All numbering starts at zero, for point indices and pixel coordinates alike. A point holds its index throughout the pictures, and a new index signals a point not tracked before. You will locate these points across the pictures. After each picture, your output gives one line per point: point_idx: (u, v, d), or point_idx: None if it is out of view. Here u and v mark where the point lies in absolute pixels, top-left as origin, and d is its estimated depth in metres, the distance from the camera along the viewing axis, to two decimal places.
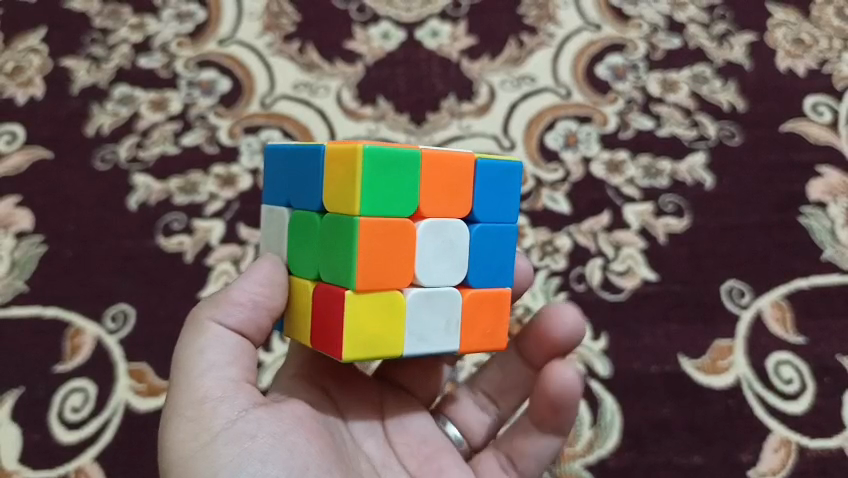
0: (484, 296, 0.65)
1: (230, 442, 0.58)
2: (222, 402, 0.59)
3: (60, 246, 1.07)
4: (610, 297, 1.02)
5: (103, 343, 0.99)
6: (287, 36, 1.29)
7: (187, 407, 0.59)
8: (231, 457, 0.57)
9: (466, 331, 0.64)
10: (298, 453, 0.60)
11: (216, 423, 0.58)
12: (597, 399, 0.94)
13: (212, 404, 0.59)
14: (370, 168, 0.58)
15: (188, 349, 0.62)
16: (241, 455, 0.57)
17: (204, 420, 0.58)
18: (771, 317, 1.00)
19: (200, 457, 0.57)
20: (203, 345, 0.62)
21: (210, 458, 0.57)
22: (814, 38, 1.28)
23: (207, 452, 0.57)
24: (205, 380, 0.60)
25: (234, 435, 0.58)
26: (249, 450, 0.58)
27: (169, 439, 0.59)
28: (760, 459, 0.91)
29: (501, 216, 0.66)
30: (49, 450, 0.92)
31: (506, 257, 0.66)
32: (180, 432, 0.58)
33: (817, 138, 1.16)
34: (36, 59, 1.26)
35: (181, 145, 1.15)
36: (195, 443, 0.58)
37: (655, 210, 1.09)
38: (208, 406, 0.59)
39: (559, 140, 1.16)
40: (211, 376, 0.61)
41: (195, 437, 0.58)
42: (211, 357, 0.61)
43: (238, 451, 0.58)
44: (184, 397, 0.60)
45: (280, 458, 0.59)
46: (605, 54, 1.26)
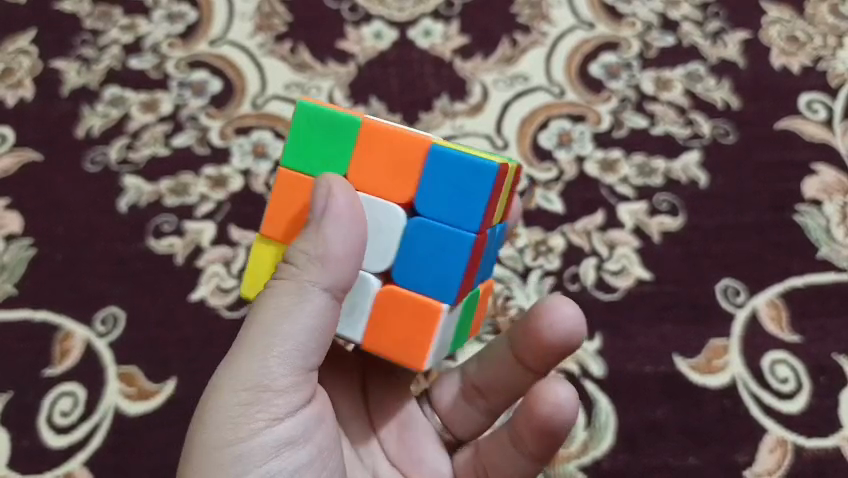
0: (405, 298, 0.65)
1: (269, 441, 0.61)
2: (279, 395, 0.61)
3: (50, 248, 1.06)
4: (605, 297, 1.01)
5: (93, 346, 0.98)
6: (278, 36, 1.28)
7: (247, 391, 0.60)
8: (265, 454, 0.61)
9: (373, 328, 0.66)
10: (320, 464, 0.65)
11: (262, 419, 0.61)
12: (592, 400, 0.94)
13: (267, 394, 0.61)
14: (301, 120, 0.66)
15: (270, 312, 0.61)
16: (271, 462, 0.61)
17: (254, 415, 0.60)
18: (766, 316, 1.00)
19: (236, 449, 0.60)
20: (292, 320, 0.60)
21: (246, 455, 0.60)
22: (808, 35, 1.28)
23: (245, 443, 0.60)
24: (276, 370, 0.61)
25: (270, 439, 0.61)
26: (280, 459, 0.62)
27: (215, 410, 0.60)
28: (755, 459, 0.90)
29: (456, 222, 0.63)
30: (39, 455, 0.91)
31: (448, 263, 0.64)
32: (224, 414, 0.60)
33: (812, 136, 1.16)
34: (26, 61, 1.25)
35: (172, 146, 1.15)
36: (234, 431, 0.60)
37: (649, 209, 1.08)
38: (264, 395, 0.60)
39: (552, 140, 1.15)
40: (282, 365, 0.61)
41: (241, 426, 0.60)
42: (287, 347, 0.60)
43: (270, 456, 0.61)
44: (247, 375, 0.60)
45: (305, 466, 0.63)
46: (599, 53, 1.26)
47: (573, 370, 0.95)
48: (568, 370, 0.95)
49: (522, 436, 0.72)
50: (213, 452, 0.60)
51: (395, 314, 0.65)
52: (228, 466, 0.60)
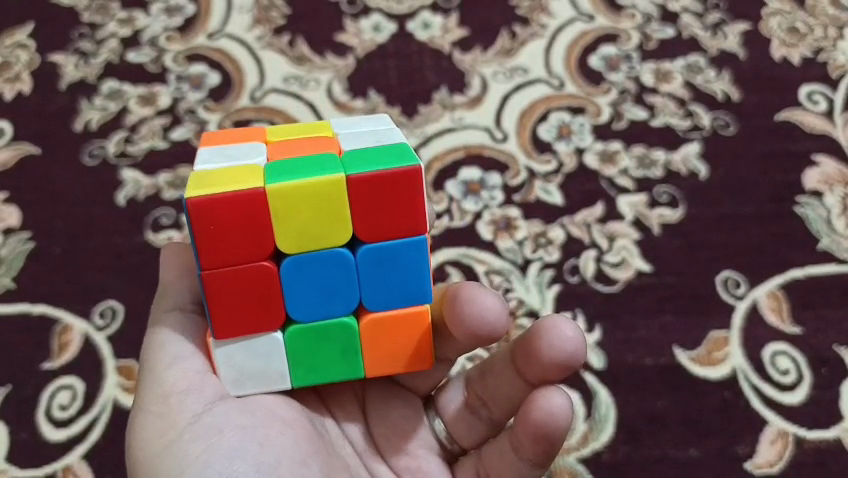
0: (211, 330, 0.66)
1: (197, 438, 0.61)
2: (187, 395, 0.64)
3: (48, 242, 1.05)
4: (605, 289, 1.01)
5: (92, 340, 0.97)
6: (277, 29, 1.28)
7: (155, 403, 0.64)
8: (199, 453, 0.60)
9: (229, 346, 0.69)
10: (270, 447, 0.62)
11: (182, 419, 0.62)
12: (592, 392, 0.93)
13: (177, 398, 0.64)
14: None
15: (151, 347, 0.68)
16: (208, 452, 0.61)
17: (172, 416, 0.63)
18: (767, 307, 0.99)
19: (164, 454, 0.61)
20: (167, 334, 0.68)
21: (173, 454, 0.61)
22: (809, 27, 1.27)
23: (173, 447, 0.61)
24: (170, 375, 0.65)
25: (198, 433, 0.62)
26: (217, 446, 0.61)
27: (141, 435, 0.63)
28: (756, 451, 0.90)
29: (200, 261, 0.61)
30: (37, 449, 0.91)
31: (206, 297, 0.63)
32: (149, 431, 0.63)
33: (813, 128, 1.15)
34: (24, 54, 1.25)
35: (170, 140, 1.14)
36: (162, 440, 0.62)
37: (649, 201, 1.08)
38: (174, 399, 0.64)
39: (552, 132, 1.15)
40: (176, 370, 0.65)
41: (163, 433, 0.62)
42: (172, 353, 0.67)
43: (203, 447, 0.61)
44: (151, 394, 0.64)
45: (250, 453, 0.61)
46: (599, 45, 1.25)
47: None
48: None
49: (521, 443, 0.67)
50: (147, 468, 0.61)
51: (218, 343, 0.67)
52: (163, 470, 0.60)
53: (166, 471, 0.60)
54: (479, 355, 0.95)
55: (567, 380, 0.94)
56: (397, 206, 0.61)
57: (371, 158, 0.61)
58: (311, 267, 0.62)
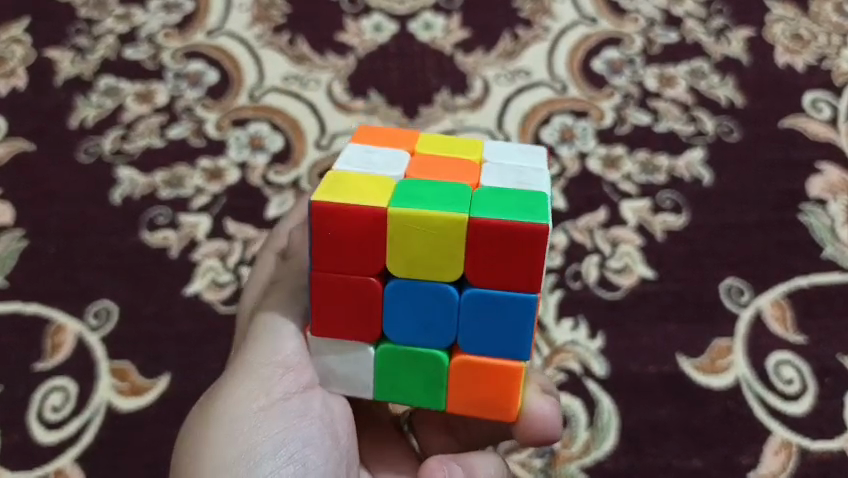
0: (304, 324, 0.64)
1: (281, 416, 0.63)
2: (291, 371, 0.64)
3: (41, 239, 1.03)
4: (607, 295, 0.99)
5: (85, 341, 0.96)
6: (277, 28, 1.26)
7: (260, 363, 0.65)
8: (280, 429, 0.62)
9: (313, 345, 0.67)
10: (338, 451, 0.65)
11: (276, 392, 0.64)
12: (594, 400, 0.92)
13: (279, 368, 0.64)
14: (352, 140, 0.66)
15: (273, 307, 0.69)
16: (287, 432, 0.62)
17: (267, 386, 0.64)
18: (771, 316, 0.98)
19: (247, 417, 0.62)
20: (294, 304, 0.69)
21: (259, 421, 0.62)
22: (812, 34, 1.26)
23: (261, 415, 0.62)
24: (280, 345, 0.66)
25: (285, 411, 0.63)
26: (297, 432, 0.63)
27: (234, 385, 0.64)
28: (760, 461, 0.89)
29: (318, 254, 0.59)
30: (27, 452, 0.89)
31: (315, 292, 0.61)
32: (244, 388, 0.63)
33: (817, 135, 1.14)
34: (19, 50, 1.23)
35: (167, 138, 1.12)
36: (252, 402, 0.63)
37: (652, 207, 1.07)
38: (278, 369, 0.64)
39: (555, 135, 1.13)
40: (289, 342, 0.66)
41: (254, 397, 0.63)
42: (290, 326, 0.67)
43: (286, 426, 0.63)
44: (261, 354, 0.65)
45: (322, 447, 0.64)
46: (601, 48, 1.24)
47: (575, 369, 0.94)
48: (569, 368, 0.94)
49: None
50: (227, 419, 0.62)
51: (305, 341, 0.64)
52: (243, 432, 0.61)
53: (245, 432, 0.61)
54: None
55: (569, 387, 0.93)
56: (515, 260, 0.56)
57: (507, 207, 0.55)
58: (413, 294, 0.58)
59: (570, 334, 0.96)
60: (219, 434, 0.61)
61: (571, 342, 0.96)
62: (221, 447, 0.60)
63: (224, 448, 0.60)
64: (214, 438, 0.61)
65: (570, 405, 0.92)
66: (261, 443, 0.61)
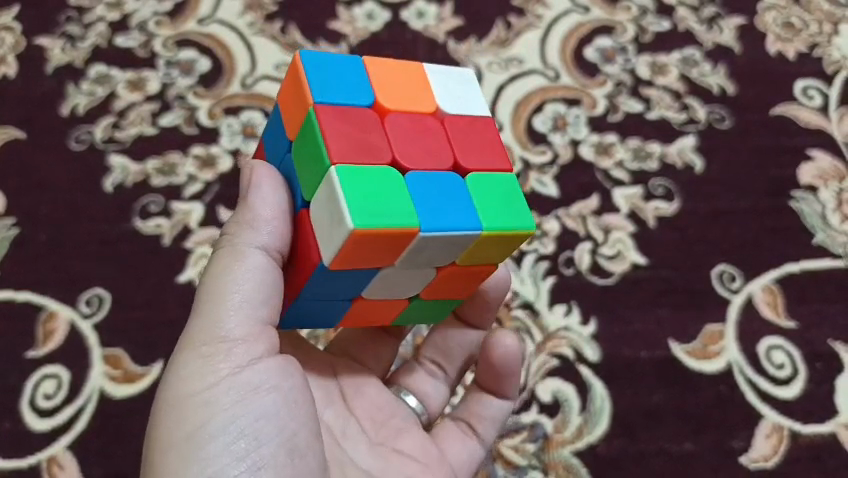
0: (372, 238, 0.54)
1: (231, 391, 0.59)
2: (240, 344, 0.60)
3: (32, 228, 1.03)
4: (600, 282, 1.00)
5: (77, 328, 0.96)
6: (268, 15, 1.25)
7: (205, 342, 0.60)
8: (228, 405, 0.58)
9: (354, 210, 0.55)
10: (295, 415, 0.61)
11: (224, 367, 0.59)
12: (587, 384, 0.92)
13: (228, 344, 0.60)
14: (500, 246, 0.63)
15: (228, 273, 0.62)
16: (237, 408, 0.59)
17: (214, 364, 0.59)
18: (762, 301, 0.99)
19: (194, 396, 0.58)
20: (246, 274, 0.61)
21: (207, 400, 0.58)
22: (804, 22, 1.25)
23: (207, 394, 0.59)
24: (228, 317, 0.61)
25: (234, 387, 0.59)
26: (246, 405, 0.59)
27: (181, 367, 0.60)
28: (752, 445, 0.90)
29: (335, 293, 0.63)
30: (20, 441, 0.89)
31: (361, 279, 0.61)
32: (191, 367, 0.59)
33: (808, 123, 1.14)
34: (9, 37, 1.22)
35: (159, 126, 1.12)
36: (200, 381, 0.59)
37: (645, 194, 1.07)
38: (225, 345, 0.60)
39: (547, 123, 1.14)
40: (236, 313, 0.61)
41: (203, 375, 0.59)
42: (233, 299, 0.61)
43: (236, 401, 0.59)
44: (206, 330, 0.60)
45: (276, 419, 0.60)
46: (595, 36, 1.24)
47: (568, 355, 0.94)
48: (562, 354, 0.94)
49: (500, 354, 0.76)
50: (174, 402, 0.59)
51: (363, 251, 0.56)
52: (189, 414, 0.58)
53: (192, 412, 0.58)
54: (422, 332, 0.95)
55: (562, 372, 0.93)
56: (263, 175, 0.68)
57: None
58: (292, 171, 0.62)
59: (563, 320, 0.97)
60: (167, 418, 0.58)
61: (564, 328, 0.96)
62: (169, 426, 0.58)
63: (172, 432, 0.58)
64: (162, 418, 0.59)
65: (563, 392, 0.92)
66: (208, 423, 0.58)
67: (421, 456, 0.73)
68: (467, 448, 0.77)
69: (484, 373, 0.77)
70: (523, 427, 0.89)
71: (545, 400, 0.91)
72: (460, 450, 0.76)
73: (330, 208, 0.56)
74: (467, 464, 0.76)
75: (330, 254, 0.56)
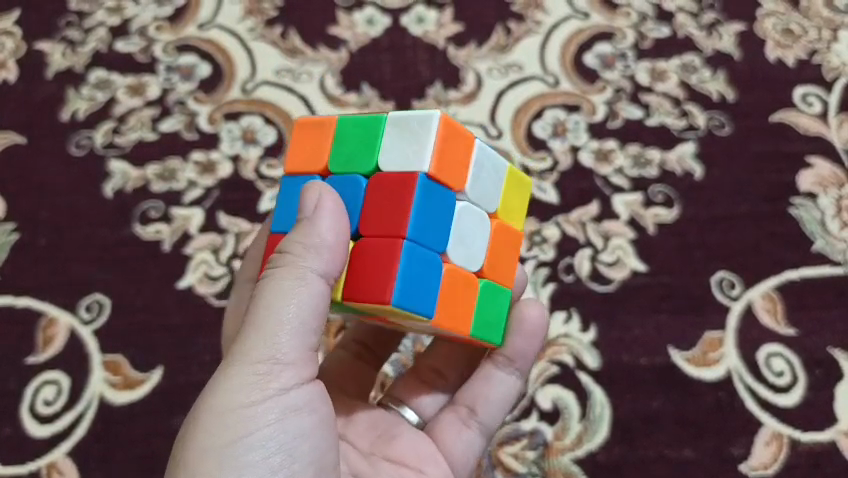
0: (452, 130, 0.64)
1: (273, 410, 0.58)
2: (289, 365, 0.59)
3: (32, 234, 1.03)
4: (599, 288, 1.00)
5: (77, 334, 0.96)
6: (269, 21, 1.25)
7: (256, 356, 0.58)
8: (268, 424, 0.58)
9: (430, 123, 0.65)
10: (324, 436, 0.61)
11: (271, 386, 0.58)
12: (587, 392, 0.93)
13: (278, 364, 0.58)
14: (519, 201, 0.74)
15: (288, 289, 0.59)
16: (276, 428, 0.58)
17: (261, 382, 0.58)
18: (762, 308, 0.99)
19: (237, 411, 0.57)
20: (309, 298, 0.59)
21: (249, 416, 0.57)
22: (803, 28, 1.25)
23: (250, 409, 0.57)
24: (283, 337, 0.58)
25: (276, 406, 0.58)
26: (285, 426, 0.58)
27: (226, 376, 0.58)
28: (751, 453, 0.90)
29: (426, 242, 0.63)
30: (20, 447, 0.90)
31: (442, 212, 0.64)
32: (238, 380, 0.58)
33: (808, 129, 1.15)
34: (10, 43, 1.22)
35: (159, 131, 1.12)
36: (245, 396, 0.57)
37: (644, 200, 1.07)
38: (276, 365, 0.58)
39: (547, 129, 1.14)
40: (292, 335, 0.59)
41: (247, 391, 0.57)
42: (292, 318, 0.59)
43: (277, 422, 0.58)
44: (259, 346, 0.58)
45: (308, 440, 0.60)
46: (595, 42, 1.24)
47: (568, 361, 0.95)
48: (562, 361, 0.94)
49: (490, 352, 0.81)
50: (215, 413, 0.57)
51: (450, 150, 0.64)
52: (229, 428, 0.57)
53: (233, 426, 0.57)
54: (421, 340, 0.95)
55: (562, 379, 0.93)
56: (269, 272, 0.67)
57: None
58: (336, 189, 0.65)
59: (563, 327, 0.97)
60: (208, 429, 0.57)
61: (564, 335, 0.97)
62: (208, 438, 0.56)
63: (211, 445, 0.56)
64: (200, 429, 0.57)
65: (563, 398, 0.92)
66: (249, 439, 0.57)
67: (411, 461, 0.74)
68: (466, 441, 0.77)
69: (475, 379, 0.79)
70: (523, 435, 0.90)
71: (546, 407, 0.91)
72: (456, 443, 0.77)
73: (402, 140, 0.64)
74: (463, 458, 0.77)
75: (431, 153, 0.62)
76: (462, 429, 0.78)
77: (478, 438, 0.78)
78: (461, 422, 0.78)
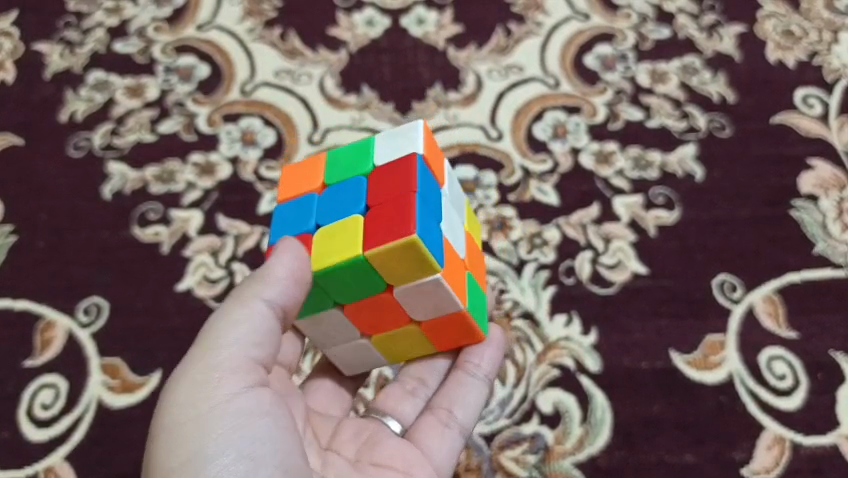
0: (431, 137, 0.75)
1: (224, 416, 0.59)
2: (233, 374, 0.61)
3: (30, 235, 1.03)
4: (600, 291, 1.00)
5: (75, 337, 0.95)
6: (268, 22, 1.24)
7: (200, 370, 0.60)
8: (220, 430, 0.59)
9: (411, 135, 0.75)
10: (287, 438, 0.61)
11: (218, 395, 0.60)
12: (588, 395, 0.92)
13: (221, 374, 0.60)
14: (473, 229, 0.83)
15: (231, 313, 0.63)
16: (230, 433, 0.59)
17: (208, 392, 0.60)
18: (763, 311, 0.98)
19: (188, 423, 0.59)
20: (251, 317, 0.63)
21: (201, 425, 0.59)
22: (804, 30, 1.25)
23: (201, 419, 0.59)
24: (224, 351, 0.61)
25: (228, 412, 0.59)
26: (239, 430, 0.59)
27: (174, 394, 0.60)
28: (753, 456, 0.89)
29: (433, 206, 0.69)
30: (17, 451, 0.89)
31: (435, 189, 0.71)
32: (186, 395, 0.60)
33: (808, 131, 1.14)
34: (7, 44, 1.22)
35: (158, 132, 1.11)
36: (194, 409, 0.59)
37: (645, 202, 1.07)
38: (219, 374, 0.60)
39: (547, 131, 1.14)
40: (234, 348, 0.62)
41: (196, 403, 0.59)
42: (234, 333, 0.62)
43: (229, 426, 0.59)
44: (202, 361, 0.61)
45: (268, 441, 0.60)
46: (595, 44, 1.24)
47: (568, 364, 0.94)
48: (562, 364, 0.94)
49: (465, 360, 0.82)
50: (168, 429, 0.59)
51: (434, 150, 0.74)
52: (183, 440, 0.58)
53: (187, 439, 0.58)
54: None
55: (562, 382, 0.93)
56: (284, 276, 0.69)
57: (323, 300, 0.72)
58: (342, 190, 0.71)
59: (563, 330, 0.97)
60: (163, 444, 0.58)
61: (565, 337, 0.96)
62: (163, 453, 0.58)
63: (167, 459, 0.58)
64: (156, 447, 0.59)
65: (564, 402, 0.92)
66: (204, 446, 0.58)
67: (400, 463, 0.72)
68: (448, 444, 0.76)
69: (449, 383, 0.80)
70: (524, 439, 0.89)
71: (546, 410, 0.91)
72: (438, 443, 0.76)
73: (393, 141, 0.72)
74: (447, 458, 0.75)
75: (422, 141, 0.72)
76: (442, 428, 0.77)
77: (459, 440, 0.77)
78: (440, 423, 0.77)
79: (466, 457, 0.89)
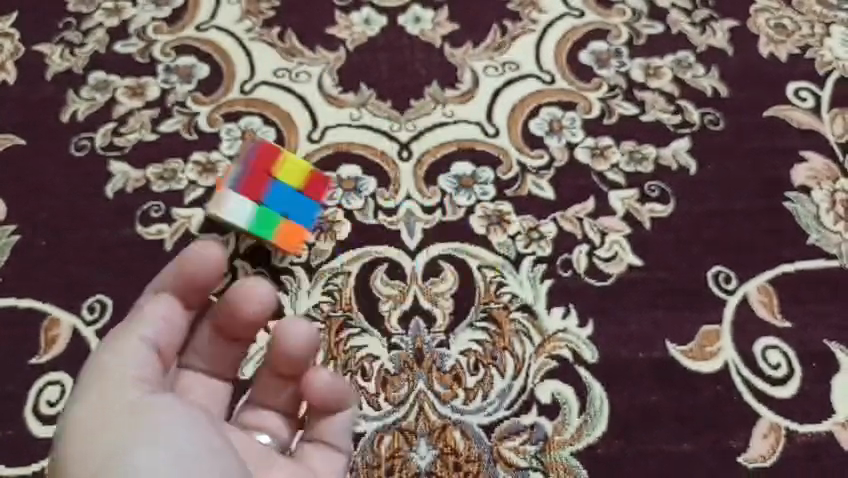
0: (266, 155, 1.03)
1: (128, 424, 0.74)
2: (142, 370, 0.80)
3: (33, 235, 1.04)
4: (597, 283, 1.01)
5: (80, 334, 0.96)
6: (266, 21, 1.25)
7: (103, 373, 0.79)
8: (133, 441, 0.73)
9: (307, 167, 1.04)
10: (197, 442, 0.75)
11: (131, 397, 0.77)
12: (586, 386, 0.94)
13: (131, 382, 0.78)
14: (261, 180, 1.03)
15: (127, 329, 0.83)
16: (146, 444, 0.73)
17: (122, 392, 0.77)
18: (758, 301, 1.00)
19: (101, 442, 0.73)
20: (151, 318, 0.84)
21: (123, 434, 0.73)
22: (796, 24, 1.27)
23: (107, 414, 0.75)
24: (134, 356, 0.81)
25: (134, 413, 0.75)
26: (152, 435, 0.73)
27: (77, 419, 0.76)
28: (749, 445, 0.91)
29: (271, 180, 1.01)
30: (24, 448, 0.90)
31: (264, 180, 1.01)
32: (90, 407, 0.76)
33: (801, 124, 1.16)
34: (8, 44, 1.23)
35: (159, 132, 1.13)
36: (105, 416, 0.75)
37: (640, 196, 1.08)
38: (126, 383, 0.78)
39: (543, 127, 1.15)
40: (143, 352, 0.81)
41: (113, 403, 0.76)
42: (141, 334, 0.83)
43: (137, 443, 0.73)
44: (107, 370, 0.79)
45: (169, 450, 0.73)
46: (590, 40, 1.25)
47: (566, 356, 0.96)
48: (561, 356, 0.96)
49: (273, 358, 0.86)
50: (76, 452, 0.73)
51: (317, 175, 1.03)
52: (91, 459, 0.73)
53: (100, 451, 0.73)
54: (422, 338, 0.96)
55: (561, 374, 0.94)
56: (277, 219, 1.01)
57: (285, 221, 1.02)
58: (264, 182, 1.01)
59: (561, 322, 0.98)
60: (75, 460, 0.73)
61: (562, 330, 0.97)
62: (75, 468, 0.73)
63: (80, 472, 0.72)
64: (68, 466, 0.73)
65: (562, 393, 0.93)
66: (110, 462, 0.72)
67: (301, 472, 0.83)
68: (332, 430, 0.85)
69: (278, 366, 0.86)
70: (524, 429, 0.91)
71: (545, 401, 0.93)
72: (319, 436, 0.85)
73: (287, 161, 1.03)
74: (341, 451, 0.86)
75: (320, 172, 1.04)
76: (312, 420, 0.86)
77: (349, 419, 0.86)
78: (315, 422, 0.86)
79: (467, 448, 0.90)
